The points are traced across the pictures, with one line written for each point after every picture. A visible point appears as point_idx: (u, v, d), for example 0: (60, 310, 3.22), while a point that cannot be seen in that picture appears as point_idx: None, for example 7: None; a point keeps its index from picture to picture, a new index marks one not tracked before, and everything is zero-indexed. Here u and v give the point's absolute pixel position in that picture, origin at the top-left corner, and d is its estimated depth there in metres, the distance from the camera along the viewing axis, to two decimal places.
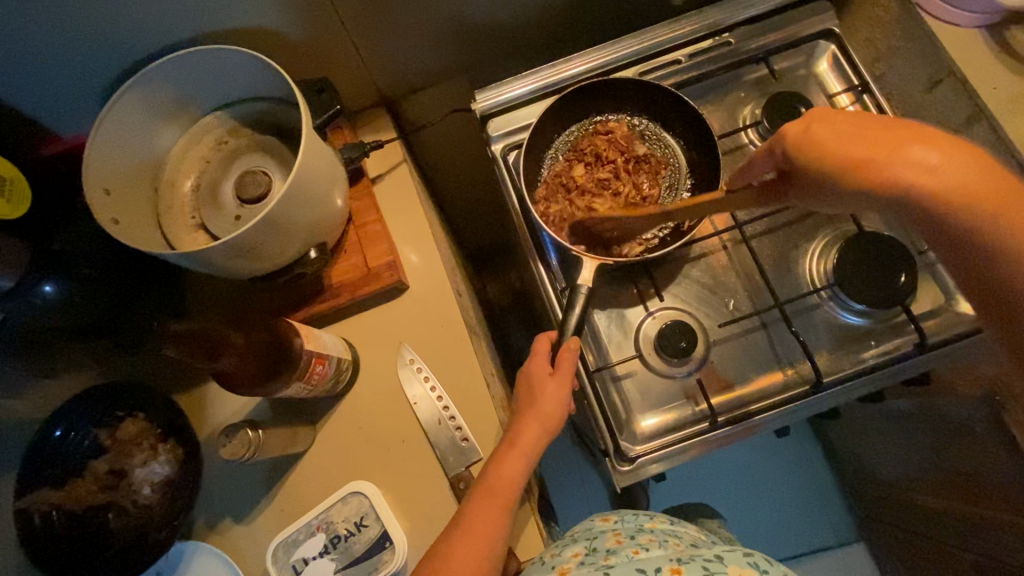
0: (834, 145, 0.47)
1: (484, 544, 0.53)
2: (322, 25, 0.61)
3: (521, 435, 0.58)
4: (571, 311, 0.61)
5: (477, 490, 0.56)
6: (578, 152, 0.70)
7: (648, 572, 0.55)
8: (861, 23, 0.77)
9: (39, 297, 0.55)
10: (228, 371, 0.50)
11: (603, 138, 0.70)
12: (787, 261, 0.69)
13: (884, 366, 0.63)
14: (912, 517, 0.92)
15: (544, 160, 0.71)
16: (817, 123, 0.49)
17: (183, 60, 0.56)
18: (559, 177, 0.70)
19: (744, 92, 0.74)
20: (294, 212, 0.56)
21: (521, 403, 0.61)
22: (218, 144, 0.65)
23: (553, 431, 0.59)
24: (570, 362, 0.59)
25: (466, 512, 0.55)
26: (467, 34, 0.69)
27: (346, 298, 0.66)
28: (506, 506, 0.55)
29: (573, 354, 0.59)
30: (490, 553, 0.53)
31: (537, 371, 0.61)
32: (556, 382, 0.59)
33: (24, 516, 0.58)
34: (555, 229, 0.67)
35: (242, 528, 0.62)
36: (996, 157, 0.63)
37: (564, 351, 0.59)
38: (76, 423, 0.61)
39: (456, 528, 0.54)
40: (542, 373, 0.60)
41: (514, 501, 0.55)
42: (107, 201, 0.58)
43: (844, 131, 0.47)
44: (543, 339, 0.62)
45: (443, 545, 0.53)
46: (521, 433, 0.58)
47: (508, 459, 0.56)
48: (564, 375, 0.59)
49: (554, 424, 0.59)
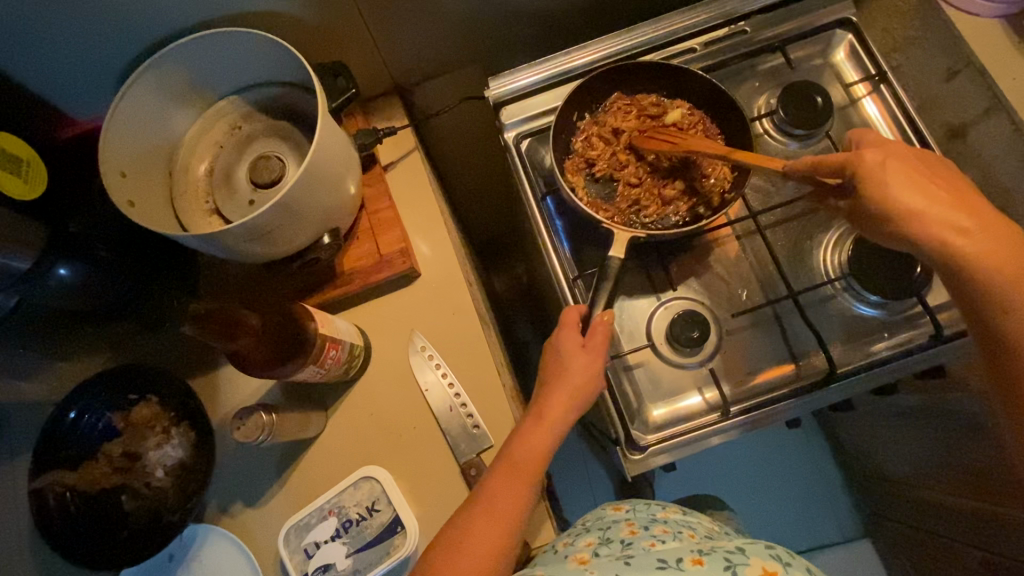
0: (886, 178, 0.49)
1: (504, 524, 0.52)
2: (339, 11, 0.61)
3: (546, 406, 0.57)
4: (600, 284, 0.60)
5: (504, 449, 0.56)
6: (610, 124, 0.68)
7: (668, 562, 0.54)
8: (880, 13, 0.76)
9: (54, 279, 0.55)
10: (244, 352, 0.50)
11: (636, 114, 0.68)
12: (801, 253, 0.68)
13: (897, 357, 0.63)
14: (922, 514, 0.92)
15: (571, 141, 0.69)
16: (886, 157, 0.50)
17: (199, 42, 0.56)
18: (588, 140, 0.68)
19: (759, 82, 0.73)
20: (310, 196, 0.56)
21: (548, 371, 0.60)
22: (232, 128, 0.65)
23: (580, 403, 0.58)
24: (603, 333, 0.58)
25: (488, 487, 0.54)
26: (484, 21, 0.69)
27: (358, 285, 0.65)
28: (528, 484, 0.54)
29: (607, 328, 0.59)
30: (515, 513, 0.52)
31: (568, 343, 0.59)
32: (588, 356, 0.58)
33: (39, 496, 0.57)
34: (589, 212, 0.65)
35: (254, 512, 0.63)
36: (1015, 148, 0.64)
37: (597, 323, 0.58)
38: (91, 406, 0.62)
39: (475, 507, 0.53)
40: (571, 346, 0.59)
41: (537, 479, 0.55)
42: (123, 183, 0.58)
43: (904, 180, 0.49)
44: (570, 312, 0.60)
45: (459, 521, 0.53)
46: (547, 406, 0.57)
47: (535, 435, 0.56)
48: (597, 347, 0.58)
49: (580, 401, 0.58)
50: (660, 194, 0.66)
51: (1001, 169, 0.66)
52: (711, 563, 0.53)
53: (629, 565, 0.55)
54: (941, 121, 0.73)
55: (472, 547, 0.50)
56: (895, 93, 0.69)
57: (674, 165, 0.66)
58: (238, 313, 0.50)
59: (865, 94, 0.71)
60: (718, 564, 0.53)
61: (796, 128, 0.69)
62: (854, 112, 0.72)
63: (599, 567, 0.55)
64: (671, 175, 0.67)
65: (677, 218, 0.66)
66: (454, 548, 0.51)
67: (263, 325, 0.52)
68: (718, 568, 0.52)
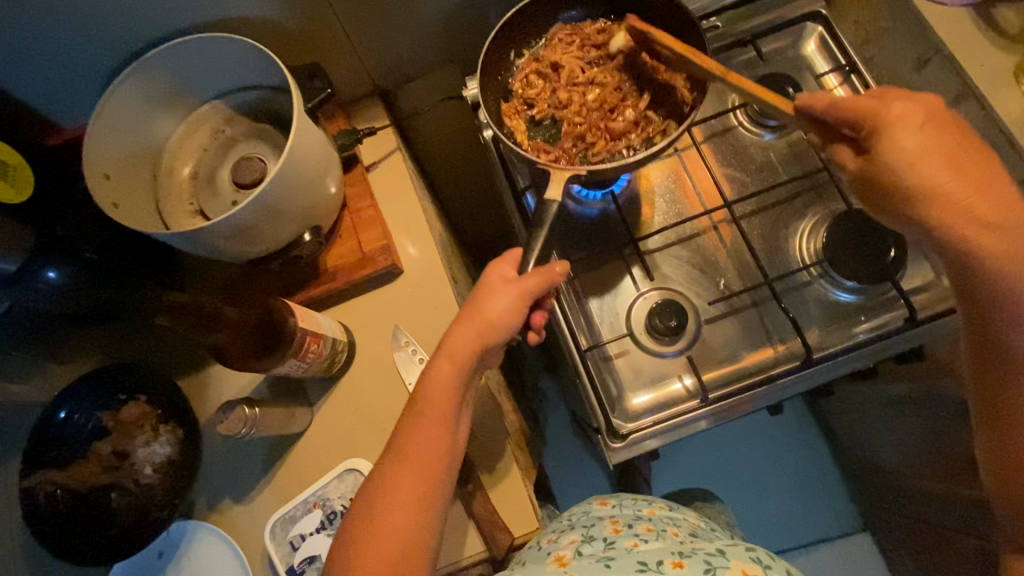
0: (920, 168, 0.43)
1: (421, 466, 0.49)
2: (319, 16, 0.63)
3: (454, 343, 0.53)
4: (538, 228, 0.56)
5: (417, 411, 0.51)
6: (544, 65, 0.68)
7: (648, 565, 0.54)
8: (851, 6, 0.78)
9: (43, 281, 0.56)
10: (223, 344, 0.53)
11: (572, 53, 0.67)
12: (778, 241, 0.69)
13: (874, 341, 0.63)
14: (917, 504, 0.92)
15: (508, 86, 0.69)
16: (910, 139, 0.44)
17: (179, 47, 0.58)
18: (526, 86, 0.68)
19: (733, 75, 0.75)
20: (288, 194, 0.57)
21: (467, 306, 0.54)
22: (216, 132, 0.67)
23: (500, 337, 0.53)
24: (539, 282, 0.54)
25: (403, 434, 0.51)
26: (461, 22, 0.71)
27: (341, 282, 0.67)
28: (444, 422, 0.51)
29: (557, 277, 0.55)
30: (428, 482, 0.49)
31: (493, 281, 0.54)
32: (512, 294, 0.53)
33: (29, 494, 0.59)
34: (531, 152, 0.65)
35: (242, 507, 0.64)
36: (987, 133, 0.65)
37: (542, 273, 0.54)
38: (80, 406, 0.63)
39: (393, 454, 0.50)
40: (496, 283, 0.54)
41: (451, 419, 0.51)
42: (107, 185, 0.59)
43: (936, 162, 0.43)
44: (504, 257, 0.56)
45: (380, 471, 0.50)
46: (456, 343, 0.53)
47: (440, 368, 0.52)
48: (526, 286, 0.54)
49: (500, 331, 0.53)
50: (600, 124, 0.65)
51: None
52: (691, 567, 0.53)
53: (609, 567, 0.54)
54: None
55: (391, 500, 0.48)
56: (866, 83, 0.70)
57: (614, 98, 0.66)
58: (217, 308, 0.54)
59: (837, 85, 0.72)
60: (698, 567, 0.53)
61: (768, 119, 0.71)
62: None
63: (580, 568, 0.55)
64: (611, 100, 0.65)
65: (622, 147, 0.64)
66: (371, 503, 0.48)
67: (242, 318, 0.54)
68: (697, 570, 0.52)
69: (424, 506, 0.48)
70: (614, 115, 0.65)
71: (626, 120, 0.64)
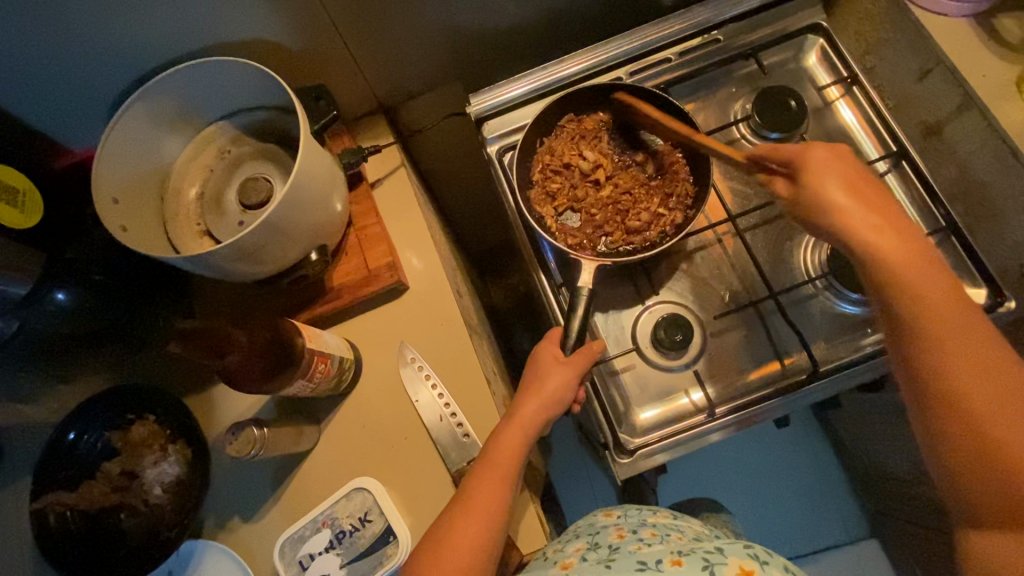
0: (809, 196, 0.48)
1: (483, 518, 0.53)
2: (322, 37, 0.64)
3: (520, 409, 0.59)
4: (573, 311, 0.61)
5: (481, 465, 0.56)
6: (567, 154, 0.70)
7: (648, 564, 0.55)
8: (850, 17, 0.78)
9: (51, 304, 0.58)
10: (233, 368, 0.51)
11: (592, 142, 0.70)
12: (782, 254, 0.69)
13: (880, 353, 0.63)
14: (924, 512, 0.91)
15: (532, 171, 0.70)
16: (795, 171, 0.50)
17: (186, 72, 0.58)
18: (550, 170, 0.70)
19: (735, 88, 0.75)
20: (294, 216, 0.57)
21: (525, 379, 0.61)
22: (222, 153, 0.67)
23: (553, 410, 0.59)
24: (586, 358, 0.60)
25: (468, 486, 0.55)
26: (463, 39, 0.71)
27: (347, 299, 0.67)
28: (505, 484, 0.55)
29: (592, 352, 0.61)
30: (485, 534, 0.53)
31: (546, 357, 0.61)
32: (566, 368, 0.60)
33: (40, 515, 0.59)
34: (559, 238, 0.68)
35: (251, 527, 0.64)
36: (989, 144, 0.65)
37: (585, 349, 0.61)
38: (90, 426, 0.63)
39: (457, 505, 0.54)
40: (551, 360, 0.60)
41: (515, 475, 0.56)
42: (115, 209, 0.60)
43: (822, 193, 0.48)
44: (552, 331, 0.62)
45: (444, 519, 0.54)
46: (521, 408, 0.59)
47: (507, 432, 0.58)
48: (578, 366, 0.60)
49: (555, 405, 0.59)
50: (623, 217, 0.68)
51: (977, 164, 0.68)
52: (690, 564, 0.54)
53: (610, 569, 0.55)
54: (917, 119, 0.74)
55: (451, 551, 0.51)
56: (867, 95, 0.70)
57: (635, 189, 0.69)
58: (227, 330, 0.52)
59: (839, 97, 0.73)
60: (696, 565, 0.53)
61: (770, 131, 0.70)
62: (830, 115, 0.73)
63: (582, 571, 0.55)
64: (630, 194, 0.69)
65: (643, 238, 0.67)
66: (436, 552, 0.52)
67: (251, 342, 0.53)
68: (695, 568, 0.53)
69: (484, 557, 0.52)
70: (636, 207, 0.68)
71: (647, 214, 0.67)
